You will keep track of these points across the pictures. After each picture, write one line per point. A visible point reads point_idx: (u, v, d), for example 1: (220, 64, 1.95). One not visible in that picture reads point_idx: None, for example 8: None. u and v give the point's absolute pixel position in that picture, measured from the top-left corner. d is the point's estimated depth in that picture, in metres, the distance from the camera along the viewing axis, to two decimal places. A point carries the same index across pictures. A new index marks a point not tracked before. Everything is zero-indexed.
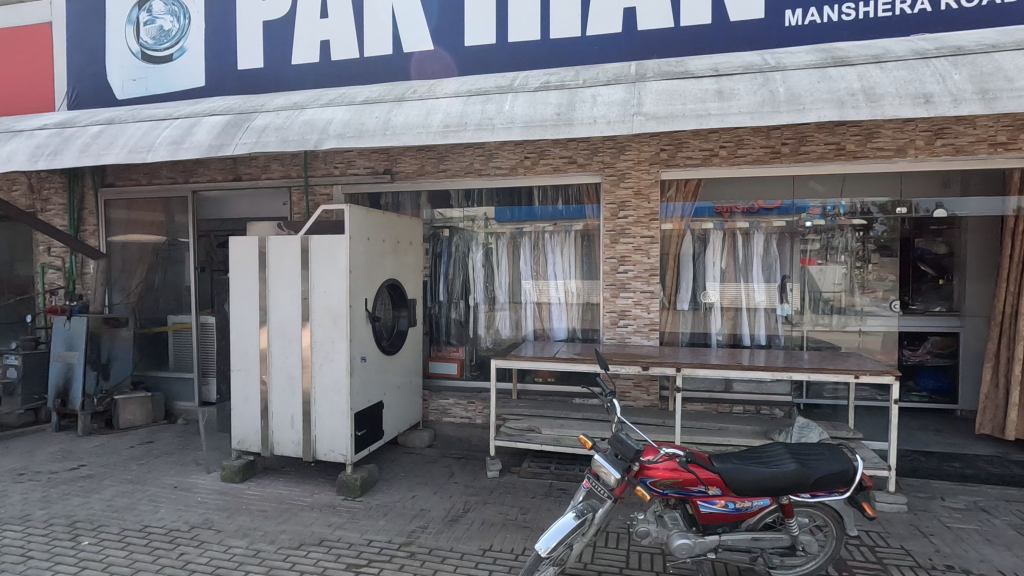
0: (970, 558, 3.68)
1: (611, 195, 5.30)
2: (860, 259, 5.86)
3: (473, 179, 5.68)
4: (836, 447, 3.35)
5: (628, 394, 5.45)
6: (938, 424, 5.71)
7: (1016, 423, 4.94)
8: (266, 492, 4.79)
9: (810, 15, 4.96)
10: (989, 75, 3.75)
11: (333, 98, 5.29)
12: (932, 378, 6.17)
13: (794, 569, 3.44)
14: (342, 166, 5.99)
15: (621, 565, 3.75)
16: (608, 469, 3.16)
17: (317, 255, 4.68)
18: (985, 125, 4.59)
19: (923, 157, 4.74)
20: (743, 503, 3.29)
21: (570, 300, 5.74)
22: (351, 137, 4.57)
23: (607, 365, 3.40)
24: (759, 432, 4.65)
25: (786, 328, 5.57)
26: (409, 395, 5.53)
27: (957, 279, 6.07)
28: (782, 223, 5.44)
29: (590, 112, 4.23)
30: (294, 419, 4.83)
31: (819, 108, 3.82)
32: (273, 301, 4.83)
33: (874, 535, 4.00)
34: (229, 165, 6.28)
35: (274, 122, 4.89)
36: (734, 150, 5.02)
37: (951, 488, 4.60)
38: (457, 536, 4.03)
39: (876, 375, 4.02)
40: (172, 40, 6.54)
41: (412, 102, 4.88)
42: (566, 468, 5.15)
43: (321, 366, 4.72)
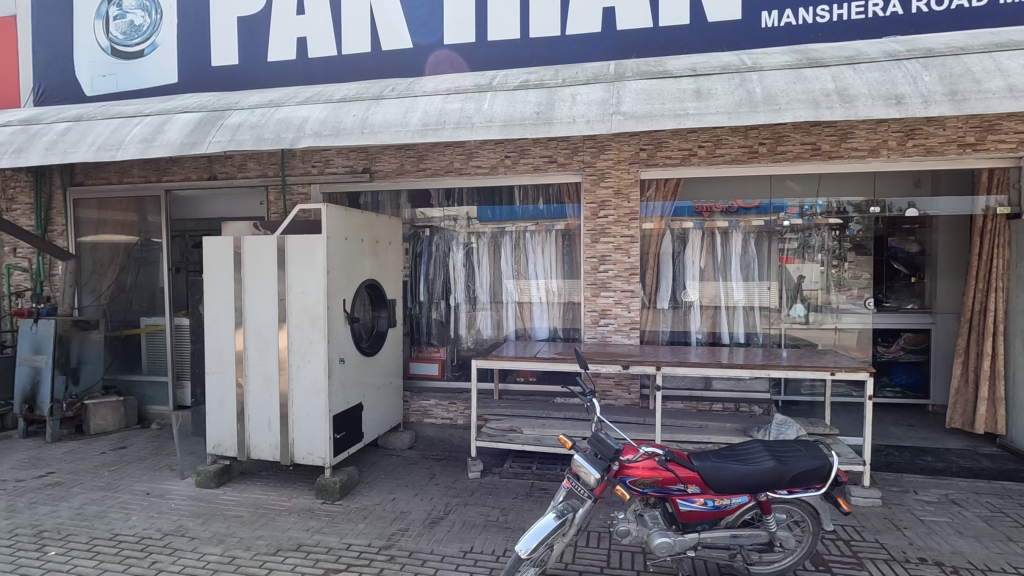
0: (943, 551, 3.76)
1: (591, 195, 5.31)
2: (836, 257, 5.93)
3: (453, 178, 5.64)
4: (813, 444, 3.39)
5: (609, 392, 5.47)
6: (910, 419, 5.83)
7: (985, 418, 5.08)
8: (243, 497, 4.70)
9: (786, 16, 5.03)
10: (958, 77, 3.84)
11: (310, 96, 5.22)
12: (905, 373, 6.29)
13: (771, 566, 3.44)
14: (320, 165, 5.91)
15: (602, 565, 3.75)
16: (588, 469, 3.13)
17: (294, 255, 4.60)
18: (954, 126, 4.70)
19: (896, 157, 4.83)
20: (722, 501, 3.31)
21: (550, 300, 5.75)
22: (328, 135, 4.51)
23: (586, 364, 3.38)
24: (738, 429, 4.70)
25: (765, 326, 5.62)
26: (389, 397, 5.47)
27: (929, 277, 6.20)
28: (760, 223, 5.50)
29: (569, 112, 4.24)
30: (272, 422, 4.75)
31: (795, 108, 3.87)
32: (249, 302, 4.74)
33: (850, 529, 4.06)
34: (204, 164, 6.16)
35: (249, 120, 4.81)
36: (712, 150, 5.07)
37: (924, 482, 4.69)
38: (438, 538, 4.00)
39: (853, 372, 4.08)
40: (143, 36, 6.40)
41: (390, 101, 4.83)
42: (548, 467, 5.16)
43: (299, 368, 4.65)
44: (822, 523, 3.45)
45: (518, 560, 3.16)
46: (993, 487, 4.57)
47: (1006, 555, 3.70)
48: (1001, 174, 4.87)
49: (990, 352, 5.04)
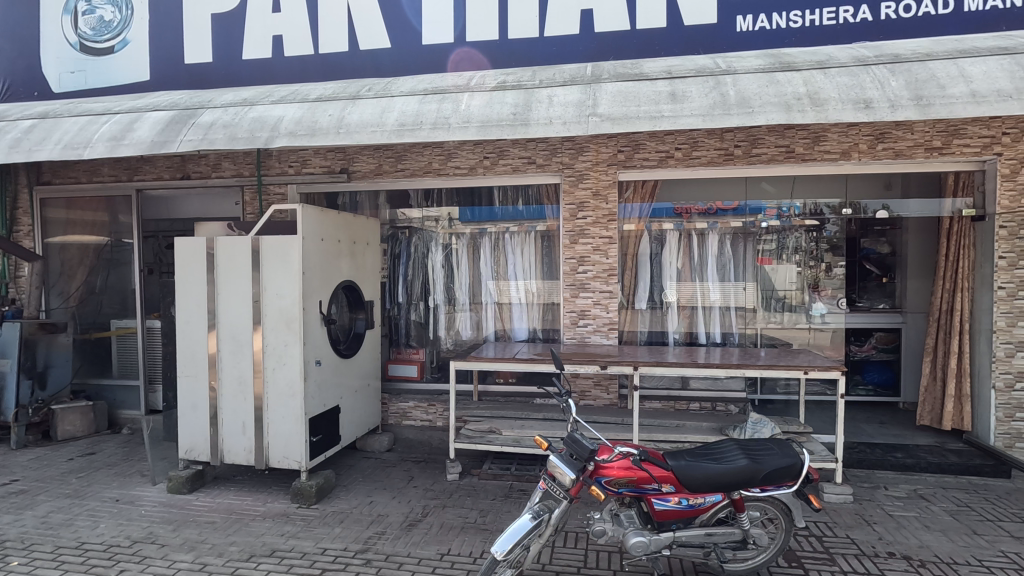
0: (910, 545, 3.86)
1: (569, 196, 5.33)
2: (813, 258, 5.95)
3: (432, 179, 5.61)
4: (785, 442, 3.45)
5: (588, 393, 5.50)
6: (880, 416, 5.96)
7: (952, 415, 5.19)
8: (215, 502, 4.61)
9: (761, 21, 5.11)
10: (923, 83, 3.94)
11: (285, 94, 5.16)
12: (878, 372, 6.42)
13: (744, 564, 3.49)
14: (296, 165, 5.83)
15: (579, 565, 3.76)
16: (563, 469, 3.15)
17: (268, 256, 4.54)
18: (922, 130, 4.82)
19: (866, 160, 4.94)
20: (696, 499, 3.34)
21: (530, 300, 5.76)
22: (304, 135, 4.46)
23: (562, 364, 3.37)
24: (715, 428, 4.76)
25: (741, 326, 5.68)
26: (366, 399, 5.42)
27: (899, 278, 6.33)
28: (738, 224, 5.56)
29: (546, 112, 4.26)
30: (246, 426, 4.67)
31: (767, 111, 3.94)
32: (222, 304, 4.66)
33: (823, 526, 4.14)
34: (177, 164, 6.04)
35: (222, 119, 4.73)
36: (689, 151, 5.13)
37: (893, 477, 4.81)
38: (415, 541, 3.97)
39: (825, 371, 4.17)
40: (113, 32, 6.25)
41: (367, 100, 4.81)
42: (527, 468, 5.16)
43: (274, 370, 4.58)
44: (795, 519, 3.51)
45: (494, 562, 3.16)
46: (959, 482, 4.70)
47: (971, 548, 3.81)
48: (967, 177, 4.99)
49: (957, 351, 5.17)
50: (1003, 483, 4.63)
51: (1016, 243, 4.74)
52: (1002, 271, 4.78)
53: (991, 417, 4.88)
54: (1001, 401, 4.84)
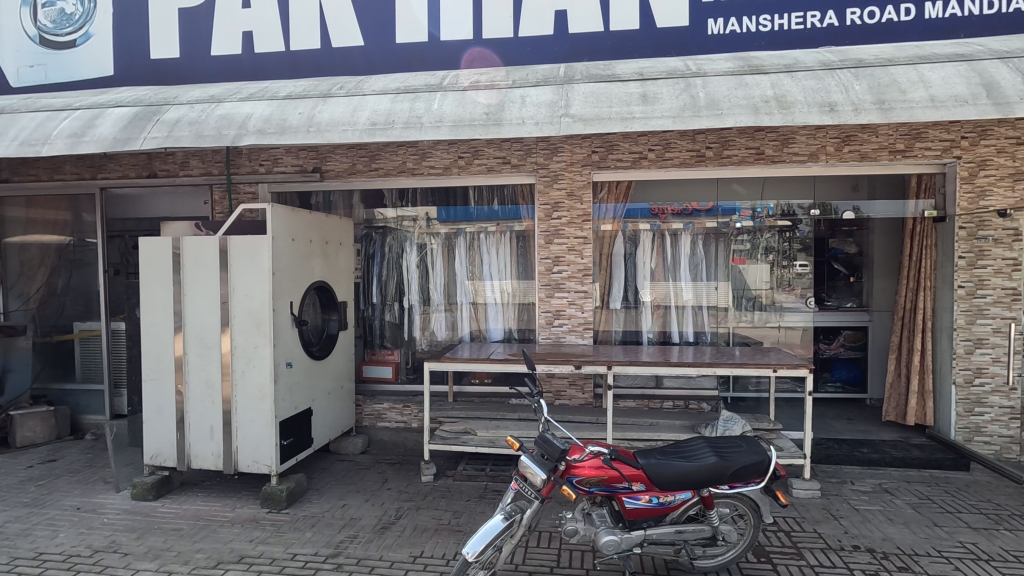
0: (874, 538, 3.96)
1: (544, 196, 5.34)
2: (785, 258, 5.93)
3: (406, 178, 5.56)
4: (753, 439, 3.51)
5: (563, 393, 5.51)
6: (847, 413, 6.11)
7: (916, 410, 5.35)
8: (182, 509, 4.50)
9: (731, 24, 5.20)
10: (885, 87, 4.05)
11: (253, 92, 5.06)
12: (845, 369, 6.55)
13: (715, 559, 3.57)
14: (267, 164, 5.71)
15: (551, 565, 3.78)
16: (535, 469, 3.16)
17: (236, 256, 4.44)
18: (886, 133, 4.95)
19: (834, 162, 5.06)
20: (667, 497, 3.38)
21: (505, 300, 5.75)
22: (273, 133, 4.38)
23: (534, 365, 3.41)
24: (688, 426, 4.81)
25: (713, 325, 5.76)
26: (339, 402, 5.35)
27: (866, 277, 6.46)
28: (713, 225, 5.65)
29: (519, 112, 4.27)
30: (214, 430, 4.57)
31: (736, 113, 4.00)
32: (189, 306, 4.56)
33: (791, 521, 4.23)
34: (143, 161, 5.86)
35: (188, 116, 4.62)
36: (661, 152, 5.19)
37: (859, 472, 4.93)
38: (388, 544, 3.93)
39: (794, 369, 4.26)
40: (75, 25, 6.06)
41: (338, 98, 4.76)
42: (502, 468, 5.16)
43: (243, 373, 4.49)
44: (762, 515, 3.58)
45: (468, 563, 3.16)
46: (922, 475, 4.84)
47: (932, 539, 3.93)
48: (929, 180, 5.16)
49: (920, 348, 5.33)
50: (963, 476, 4.78)
51: (975, 244, 4.91)
52: (962, 270, 4.94)
53: (952, 411, 5.04)
54: (961, 397, 5.00)
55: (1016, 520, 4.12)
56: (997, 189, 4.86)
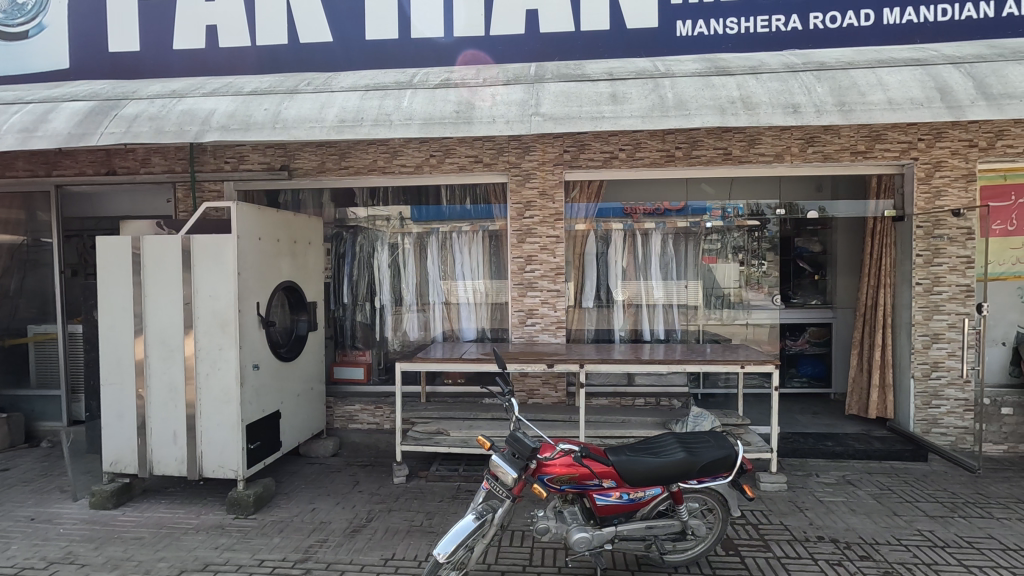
0: (838, 528, 4.08)
1: (516, 195, 5.34)
2: (755, 257, 5.85)
3: (376, 177, 5.49)
4: (720, 434, 3.58)
5: (536, 392, 5.52)
6: (812, 407, 6.27)
7: (877, 403, 5.53)
8: (144, 517, 4.36)
9: (699, 26, 5.28)
10: (846, 90, 4.17)
11: (216, 87, 4.93)
12: (811, 364, 6.69)
13: (685, 553, 3.63)
14: (232, 161, 5.58)
15: (524, 563, 3.78)
16: (505, 469, 3.16)
17: (200, 256, 4.33)
18: (848, 135, 5.09)
19: (798, 162, 5.18)
20: (637, 493, 3.42)
21: (477, 300, 5.73)
22: (237, 129, 4.28)
23: (505, 364, 3.38)
24: (660, 423, 4.87)
25: (683, 322, 5.84)
26: (310, 404, 5.26)
27: (830, 275, 6.60)
28: (685, 224, 5.73)
29: (489, 111, 4.25)
30: (178, 435, 4.44)
31: (703, 114, 4.07)
32: (150, 308, 4.41)
33: (758, 514, 4.32)
34: (101, 158, 5.66)
35: (148, 111, 4.48)
36: (632, 152, 5.24)
37: (824, 465, 5.06)
38: (359, 547, 3.88)
39: (761, 365, 4.35)
40: (28, 15, 5.83)
41: (306, 95, 4.68)
42: (475, 468, 5.14)
43: (208, 376, 4.37)
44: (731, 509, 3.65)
45: (439, 564, 3.14)
46: (883, 466, 5.00)
47: (892, 528, 4.06)
48: (888, 180, 5.35)
49: (880, 343, 5.49)
50: (921, 466, 4.95)
51: (931, 242, 5.08)
52: (919, 268, 5.11)
53: (911, 404, 5.22)
54: (919, 390, 5.17)
55: (969, 508, 4.29)
56: (952, 190, 5.05)
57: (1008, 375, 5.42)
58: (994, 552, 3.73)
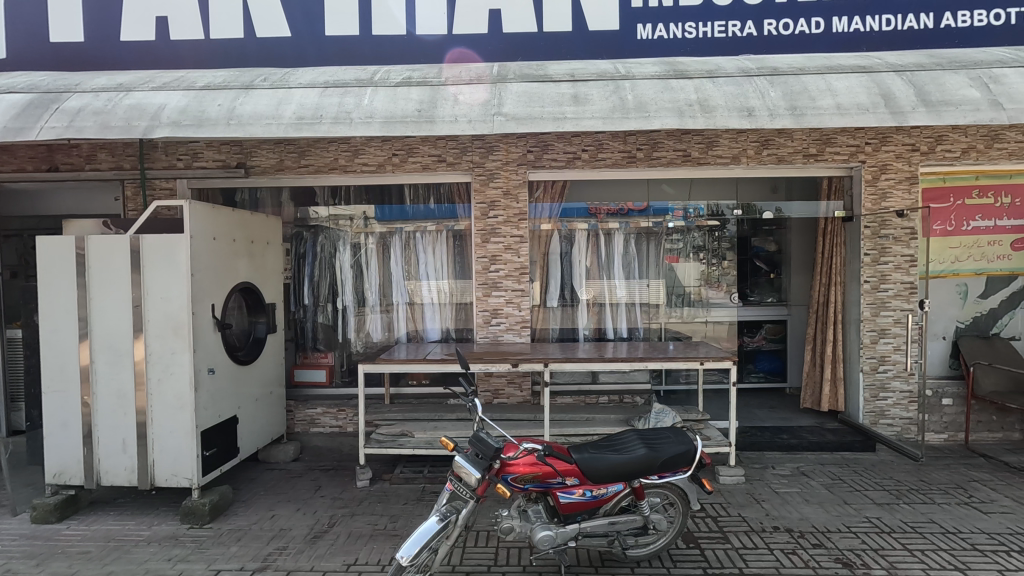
0: (793, 518, 4.22)
1: (480, 195, 5.33)
2: (715, 256, 6.26)
3: (337, 175, 5.39)
4: (679, 429, 3.64)
5: (501, 391, 5.52)
6: (769, 401, 6.48)
7: (829, 397, 5.74)
8: (90, 530, 4.16)
9: (659, 30, 5.38)
10: (798, 94, 4.31)
11: (167, 81, 4.75)
12: (768, 360, 6.91)
13: (647, 547, 3.68)
14: (186, 158, 5.39)
15: (489, 564, 3.77)
16: (468, 469, 3.13)
17: (151, 256, 4.16)
18: (800, 138, 5.27)
19: (754, 164, 5.34)
20: (599, 490, 3.45)
21: (442, 300, 5.70)
22: (189, 125, 4.13)
23: (467, 363, 3.27)
24: (623, 419, 4.93)
25: (645, 320, 5.92)
26: (269, 408, 5.12)
27: (785, 274, 6.79)
28: (647, 224, 5.84)
29: (452, 110, 4.22)
30: (127, 443, 4.25)
31: (662, 116, 4.14)
32: (96, 311, 4.22)
33: (718, 506, 4.43)
34: (42, 153, 5.38)
35: (92, 105, 4.28)
36: (595, 153, 5.30)
37: (780, 457, 5.23)
38: (321, 554, 3.80)
39: (720, 361, 4.46)
40: None
41: (262, 91, 4.56)
42: (440, 469, 5.10)
43: (159, 381, 4.20)
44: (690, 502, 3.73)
45: (402, 567, 3.11)
46: (834, 457, 5.20)
47: (843, 516, 4.23)
48: (838, 181, 5.56)
49: (832, 338, 5.70)
50: (869, 456, 5.17)
51: (878, 242, 5.31)
52: (867, 266, 5.33)
53: (860, 397, 5.44)
54: (868, 382, 5.40)
55: (913, 495, 4.50)
56: (897, 192, 5.29)
57: (949, 368, 5.71)
58: (936, 536, 3.92)
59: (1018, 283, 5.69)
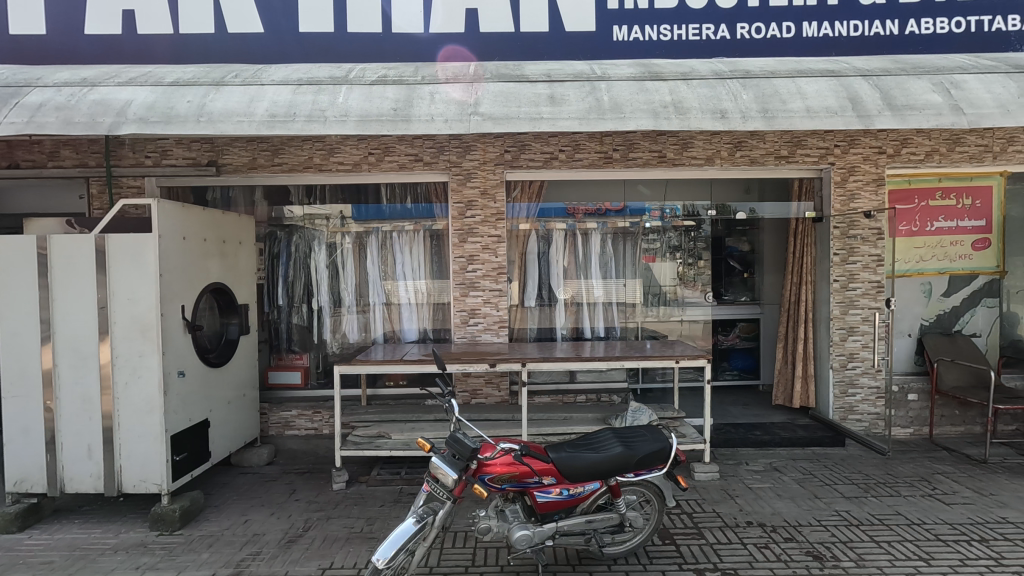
0: (766, 513, 4.30)
1: (457, 195, 5.30)
2: (691, 256, 6.34)
3: (312, 174, 5.30)
4: (655, 427, 3.67)
5: (479, 391, 5.50)
6: (743, 398, 6.58)
7: (800, 393, 5.85)
8: (54, 539, 4.03)
9: (635, 32, 5.42)
10: (769, 97, 4.38)
11: (134, 76, 4.62)
12: (743, 358, 7.02)
13: (623, 545, 3.73)
14: (154, 156, 5.26)
15: (466, 564, 3.76)
16: (445, 470, 3.11)
17: (117, 256, 4.04)
18: (772, 140, 5.37)
19: (728, 165, 5.41)
20: (576, 488, 3.46)
21: (419, 300, 5.65)
22: (157, 121, 4.01)
23: (443, 363, 3.28)
24: (601, 418, 4.96)
25: (622, 320, 5.97)
26: (241, 411, 5.02)
27: (759, 273, 6.89)
28: (625, 224, 5.90)
29: (428, 109, 4.19)
30: (92, 449, 4.12)
31: (637, 117, 4.17)
32: (59, 313, 4.08)
33: (693, 503, 4.48)
34: (2, 150, 5.19)
35: (54, 100, 4.14)
36: (572, 154, 5.31)
37: (753, 453, 5.32)
38: (296, 558, 3.74)
39: (695, 359, 4.52)
40: None
41: (234, 87, 4.46)
42: (417, 471, 5.06)
43: (126, 385, 4.09)
44: (665, 499, 3.76)
45: (378, 570, 3.07)
46: (806, 452, 5.30)
47: (814, 510, 4.32)
48: (809, 183, 5.68)
49: (803, 336, 5.82)
50: (839, 451, 5.29)
51: (846, 242, 5.44)
52: (837, 265, 5.46)
53: (830, 393, 5.56)
54: (837, 379, 5.52)
55: (881, 488, 4.62)
56: (864, 193, 5.42)
57: (914, 365, 5.88)
58: (902, 527, 4.03)
59: (980, 281, 5.83)
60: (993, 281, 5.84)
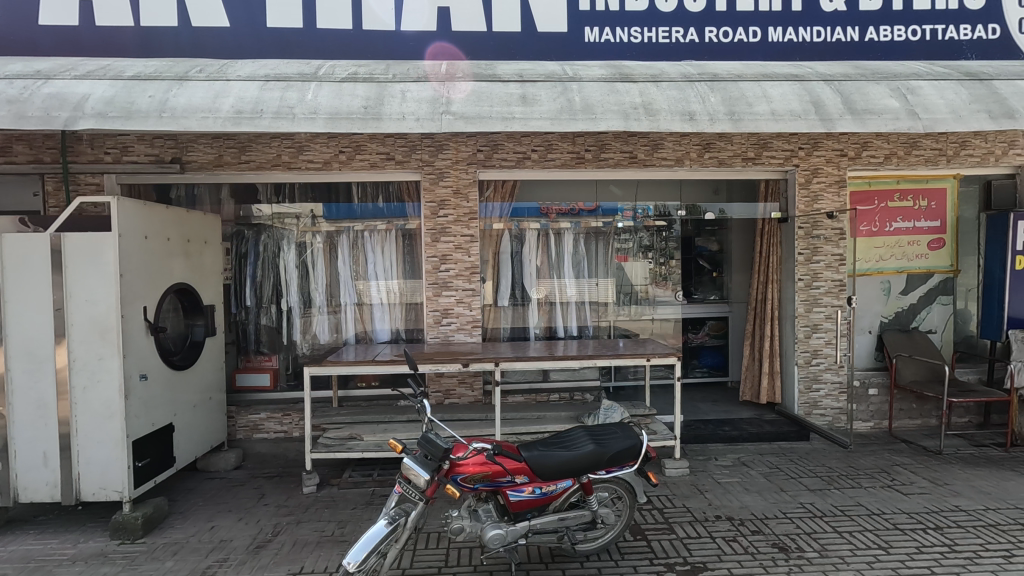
0: (733, 506, 4.39)
1: (430, 194, 5.27)
2: (663, 255, 6.38)
3: (280, 172, 5.19)
4: (626, 425, 3.72)
5: (453, 392, 5.48)
6: (712, 395, 6.71)
7: (766, 389, 5.99)
8: (8, 551, 3.87)
9: (606, 33, 5.47)
10: (736, 100, 4.45)
11: (92, 70, 4.46)
12: (713, 356, 7.14)
13: (596, 541, 3.74)
14: (114, 152, 5.08)
15: (440, 565, 3.74)
16: (417, 471, 3.07)
17: (75, 255, 3.89)
18: (739, 142, 5.47)
19: (696, 166, 5.50)
20: (549, 487, 3.45)
21: (391, 300, 5.59)
22: (116, 116, 3.88)
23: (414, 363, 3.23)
24: (574, 416, 4.99)
25: (595, 319, 6.01)
26: (207, 415, 4.89)
27: (727, 273, 7.04)
28: (597, 224, 5.94)
29: (399, 108, 4.15)
30: (49, 456, 3.97)
31: (608, 118, 4.20)
32: (12, 314, 3.91)
33: (664, 498, 4.54)
34: None
35: (6, 93, 3.96)
36: (544, 154, 5.32)
37: (722, 448, 5.42)
38: (266, 564, 3.67)
39: (665, 358, 4.57)
40: None
41: (197, 82, 4.34)
42: (390, 472, 5.02)
43: (85, 389, 3.94)
44: (637, 496, 3.77)
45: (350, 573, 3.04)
46: (772, 447, 5.43)
47: (780, 503, 4.42)
48: (775, 184, 5.77)
49: (769, 334, 5.97)
50: (803, 445, 5.43)
51: (810, 242, 5.58)
52: (800, 265, 5.60)
53: (794, 388, 5.70)
54: (802, 375, 5.66)
55: (843, 480, 4.76)
56: (827, 194, 5.58)
57: (874, 361, 6.07)
58: (863, 517, 4.16)
59: (935, 280, 6.06)
60: (947, 280, 6.07)
